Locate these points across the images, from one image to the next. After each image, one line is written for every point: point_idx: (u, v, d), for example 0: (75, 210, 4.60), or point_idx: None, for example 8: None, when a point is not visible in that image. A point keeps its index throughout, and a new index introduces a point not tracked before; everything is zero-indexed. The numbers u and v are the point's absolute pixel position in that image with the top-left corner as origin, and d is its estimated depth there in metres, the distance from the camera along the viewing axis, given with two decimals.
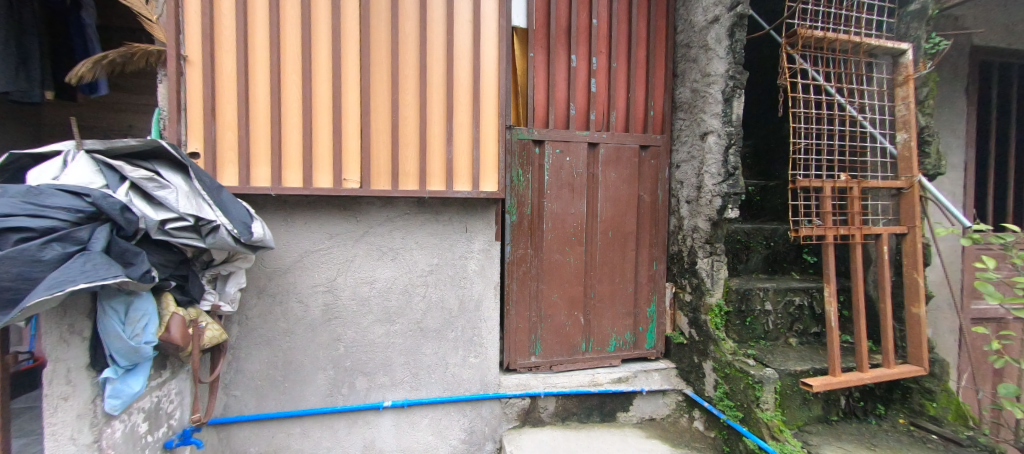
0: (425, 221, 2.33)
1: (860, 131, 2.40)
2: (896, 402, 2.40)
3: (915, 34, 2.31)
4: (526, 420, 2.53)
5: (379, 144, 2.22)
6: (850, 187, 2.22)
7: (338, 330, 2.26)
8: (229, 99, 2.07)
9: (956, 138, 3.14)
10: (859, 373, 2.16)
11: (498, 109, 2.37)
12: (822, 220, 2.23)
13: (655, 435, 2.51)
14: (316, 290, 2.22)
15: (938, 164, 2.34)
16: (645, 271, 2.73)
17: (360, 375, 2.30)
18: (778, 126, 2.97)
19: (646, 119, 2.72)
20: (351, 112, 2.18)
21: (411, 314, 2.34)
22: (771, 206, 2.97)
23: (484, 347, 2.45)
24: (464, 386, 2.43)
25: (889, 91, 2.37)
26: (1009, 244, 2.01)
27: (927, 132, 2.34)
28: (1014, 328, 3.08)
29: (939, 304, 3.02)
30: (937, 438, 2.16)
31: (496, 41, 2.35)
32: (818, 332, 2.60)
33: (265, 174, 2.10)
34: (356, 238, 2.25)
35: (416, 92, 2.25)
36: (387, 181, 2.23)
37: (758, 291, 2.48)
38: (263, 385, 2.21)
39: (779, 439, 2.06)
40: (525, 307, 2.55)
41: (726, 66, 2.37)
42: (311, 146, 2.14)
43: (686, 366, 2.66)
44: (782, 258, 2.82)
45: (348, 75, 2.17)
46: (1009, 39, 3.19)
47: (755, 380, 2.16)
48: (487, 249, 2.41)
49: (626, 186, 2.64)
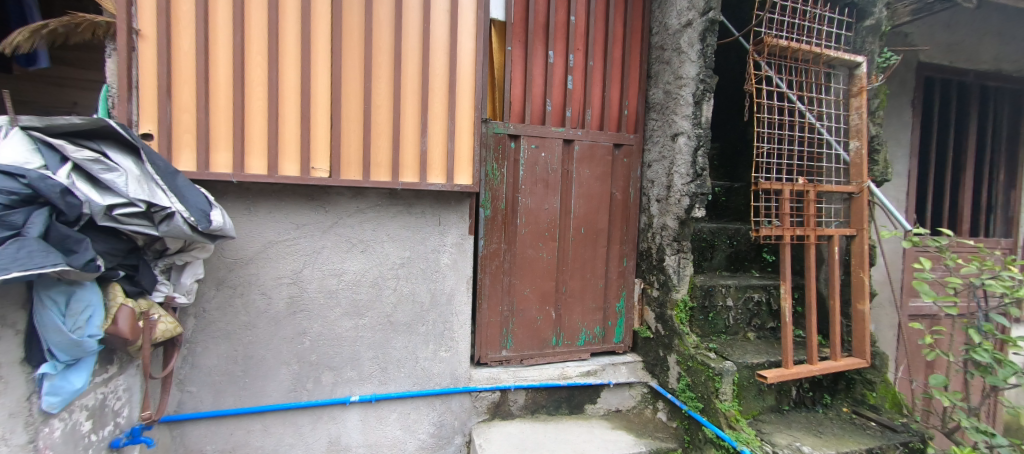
0: (397, 213, 2.28)
1: (818, 138, 2.54)
2: (841, 392, 2.57)
3: (870, 48, 2.47)
4: (495, 414, 2.54)
5: (350, 133, 2.15)
6: (807, 191, 2.34)
7: (303, 324, 2.19)
8: (186, 78, 1.95)
9: (901, 147, 3.39)
10: (809, 365, 2.31)
11: (474, 102, 2.35)
12: (781, 221, 2.35)
13: (620, 426, 2.58)
14: (281, 282, 2.14)
15: (884, 171, 2.51)
16: (616, 267, 2.79)
17: (327, 370, 2.25)
18: (744, 131, 3.10)
19: (620, 118, 2.77)
20: (321, 99, 2.10)
21: (381, 307, 2.29)
22: (734, 207, 3.09)
23: (455, 340, 2.45)
24: (434, 380, 2.42)
25: (845, 100, 2.51)
26: (943, 247, 2.19)
27: (876, 141, 2.50)
28: (944, 324, 3.37)
29: (881, 302, 3.26)
30: (875, 425, 2.34)
31: (474, 32, 2.32)
32: (774, 327, 2.75)
33: (226, 160, 2.00)
34: (324, 229, 2.18)
35: (390, 81, 2.19)
36: (358, 171, 2.17)
37: (721, 288, 2.60)
38: (221, 380, 2.11)
39: (735, 428, 2.17)
40: (497, 301, 2.55)
41: (697, 69, 2.44)
42: (277, 133, 2.05)
43: (651, 360, 2.74)
44: (743, 256, 2.95)
45: (318, 60, 2.09)
46: (950, 57, 3.45)
47: (715, 373, 2.27)
48: (460, 242, 2.40)
49: (599, 183, 2.69)
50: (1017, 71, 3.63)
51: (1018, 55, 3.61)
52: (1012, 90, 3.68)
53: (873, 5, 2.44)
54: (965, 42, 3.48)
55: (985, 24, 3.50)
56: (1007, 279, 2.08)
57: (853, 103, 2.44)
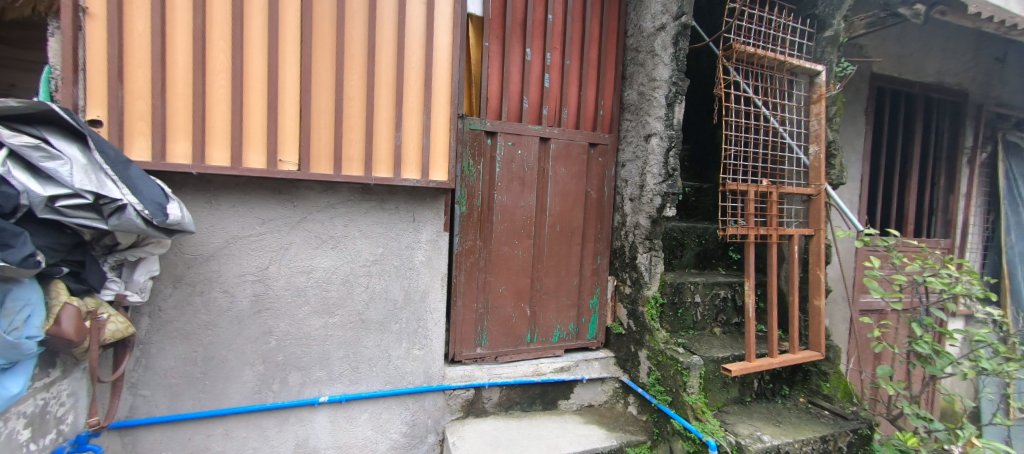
0: (369, 209, 2.23)
1: (781, 142, 2.66)
2: (798, 383, 2.72)
3: (829, 58, 2.61)
4: (469, 411, 2.53)
5: (320, 126, 2.08)
6: (770, 192, 2.45)
7: (269, 323, 2.11)
8: (141, 62, 1.82)
9: (855, 153, 3.61)
10: (770, 358, 2.42)
11: (450, 98, 2.32)
12: (746, 220, 2.45)
13: (592, 421, 2.63)
14: (245, 280, 2.05)
15: (840, 175, 2.67)
16: (590, 264, 2.84)
17: (294, 370, 2.17)
18: (713, 133, 3.20)
19: (596, 118, 2.81)
20: (290, 90, 2.02)
21: (352, 305, 2.24)
22: (703, 207, 3.20)
23: (429, 338, 2.42)
24: (407, 379, 2.39)
25: (806, 107, 2.64)
26: (890, 246, 2.35)
27: (833, 146, 2.65)
28: (890, 318, 3.63)
29: (835, 298, 3.47)
30: (828, 413, 2.49)
31: (451, 27, 2.30)
32: (738, 322, 2.87)
33: (184, 150, 1.89)
34: (293, 224, 2.10)
35: (363, 73, 2.14)
36: (328, 164, 2.10)
37: (690, 285, 2.69)
38: (179, 383, 2.00)
39: (702, 419, 2.25)
40: (472, 298, 2.54)
41: (669, 72, 2.50)
42: (242, 123, 1.95)
43: (623, 355, 2.80)
44: (711, 255, 3.07)
45: (286, 49, 2.00)
46: (898, 69, 3.70)
47: (683, 367, 2.35)
48: (435, 239, 2.37)
49: (574, 181, 2.72)
50: (956, 85, 3.94)
51: (957, 69, 3.91)
52: (952, 102, 3.98)
53: (832, 17, 2.58)
54: (912, 56, 3.73)
55: (930, 40, 3.77)
56: (946, 276, 2.26)
57: (813, 110, 2.57)
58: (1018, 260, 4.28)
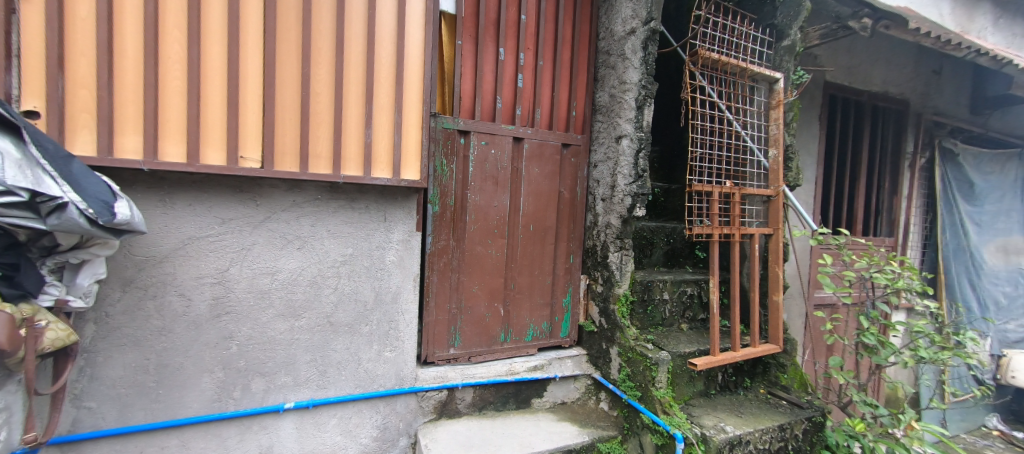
0: (338, 208, 2.17)
1: (743, 146, 2.78)
2: (759, 375, 2.85)
3: (786, 66, 2.74)
4: (442, 413, 2.51)
5: (285, 122, 2.00)
6: (733, 193, 2.56)
7: (230, 328, 2.01)
8: (84, 49, 1.69)
9: (810, 156, 3.82)
10: (733, 352, 2.53)
11: (422, 96, 2.29)
12: (710, 220, 2.55)
13: (565, 418, 2.66)
14: (203, 282, 1.94)
15: (797, 177, 2.82)
16: (563, 263, 2.87)
17: (257, 376, 2.08)
18: (680, 135, 3.31)
19: (569, 119, 2.84)
20: (252, 83, 1.93)
21: (320, 307, 2.16)
22: (672, 207, 3.30)
23: (400, 340, 2.38)
24: (378, 382, 2.34)
25: (766, 112, 2.77)
26: (841, 244, 2.50)
27: (791, 150, 2.79)
28: (841, 312, 3.87)
29: (792, 293, 3.66)
30: (786, 403, 2.64)
31: (423, 24, 2.27)
32: (704, 318, 2.99)
33: (134, 145, 1.77)
34: (256, 224, 2.01)
35: (332, 68, 2.07)
36: (294, 162, 2.03)
37: (659, 283, 2.77)
38: (129, 393, 1.88)
39: (669, 413, 2.33)
40: (445, 299, 2.52)
41: (639, 75, 2.57)
42: (199, 117, 1.85)
43: (595, 352, 2.85)
44: (679, 253, 3.17)
45: (248, 40, 1.91)
46: (849, 79, 3.94)
47: (652, 362, 2.42)
48: (407, 239, 2.33)
49: (547, 181, 2.74)
50: (899, 94, 4.24)
51: (900, 80, 4.22)
52: (896, 110, 4.28)
53: (790, 27, 2.71)
54: (861, 66, 3.99)
55: (876, 52, 4.04)
56: (889, 272, 2.43)
57: (772, 115, 2.70)
58: (952, 257, 4.67)
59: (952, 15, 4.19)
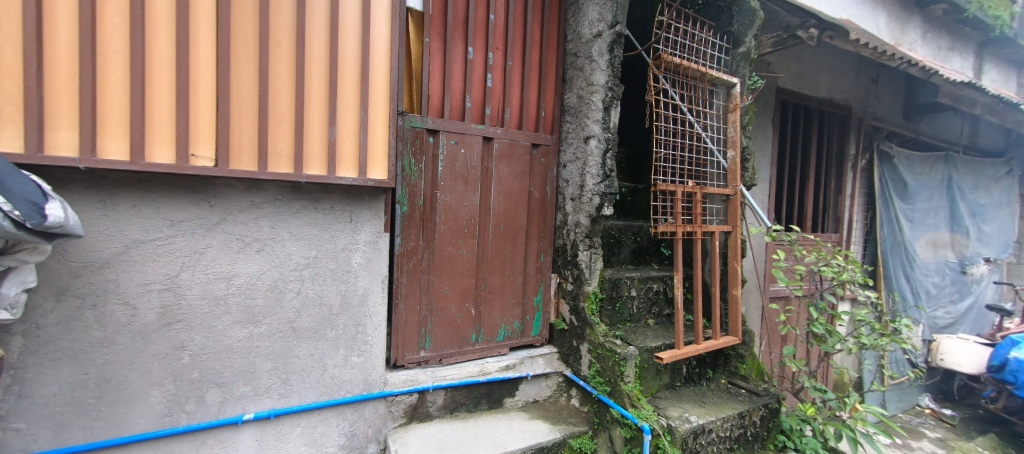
0: (300, 209, 2.08)
1: (704, 147, 2.91)
2: (720, 366, 2.98)
3: (742, 72, 2.89)
4: (413, 417, 2.46)
5: (242, 118, 1.90)
6: (695, 192, 2.67)
7: (182, 337, 1.88)
8: (7, 36, 1.53)
9: (764, 157, 4.05)
10: (696, 344, 2.64)
11: (389, 93, 2.24)
12: (674, 218, 2.64)
13: (537, 416, 2.67)
14: (151, 289, 1.81)
15: (752, 177, 2.97)
16: (533, 262, 2.89)
17: (212, 387, 1.96)
18: (645, 136, 3.41)
19: (538, 119, 2.87)
20: (205, 77, 1.82)
21: (281, 313, 2.07)
22: (638, 206, 3.39)
23: (368, 344, 2.32)
24: (345, 388, 2.27)
25: (724, 115, 2.91)
26: (793, 240, 2.65)
27: (747, 151, 2.94)
28: (793, 304, 4.12)
29: (750, 287, 3.86)
30: (745, 392, 2.78)
31: (389, 20, 2.22)
32: (669, 313, 3.09)
33: (69, 141, 1.62)
34: (210, 226, 1.90)
35: (292, 63, 1.99)
36: (252, 160, 1.93)
37: (626, 280, 2.84)
38: (65, 411, 1.72)
39: (637, 406, 2.39)
40: (415, 300, 2.47)
41: (606, 77, 2.63)
42: (144, 112, 1.72)
43: (566, 350, 2.89)
44: (645, 251, 3.27)
45: (198, 31, 1.80)
46: (798, 85, 4.20)
47: (621, 358, 2.48)
48: (374, 240, 2.27)
49: (517, 181, 2.75)
50: (843, 100, 4.56)
51: (843, 87, 4.54)
52: (840, 115, 4.60)
53: (745, 35, 2.85)
54: (809, 73, 4.27)
55: (822, 60, 4.33)
56: (835, 266, 2.62)
57: (730, 118, 2.83)
58: (889, 250, 5.07)
59: (887, 28, 4.56)
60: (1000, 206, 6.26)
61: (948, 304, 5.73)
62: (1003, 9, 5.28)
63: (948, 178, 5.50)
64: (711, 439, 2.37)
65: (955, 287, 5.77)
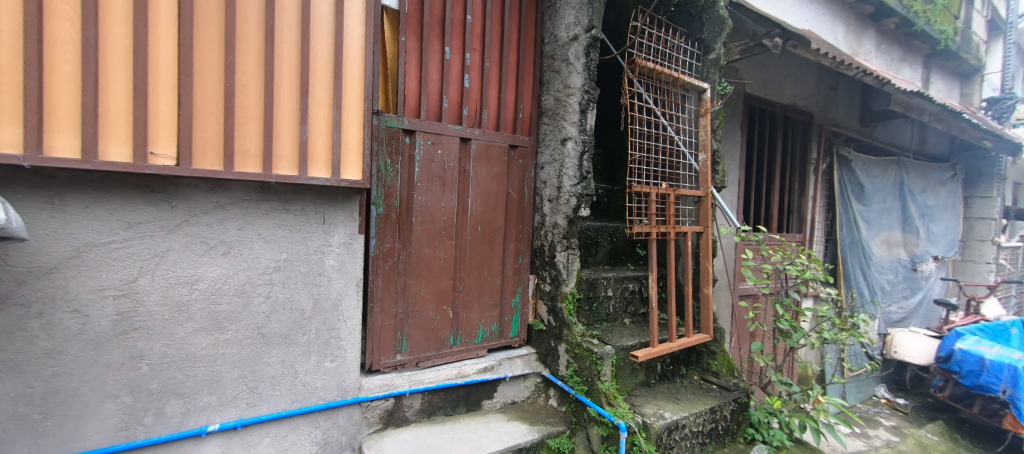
0: (270, 210, 2.00)
1: (677, 150, 2.98)
2: (693, 363, 3.06)
3: (712, 77, 2.98)
4: (389, 422, 2.41)
5: (206, 115, 1.82)
6: (669, 194, 2.74)
7: (139, 346, 1.77)
8: None
9: (734, 160, 4.20)
10: (670, 343, 2.70)
11: (364, 92, 2.19)
12: (649, 219, 2.70)
13: (515, 417, 2.67)
14: (105, 295, 1.70)
15: (723, 179, 3.07)
16: (511, 264, 2.88)
17: (173, 398, 1.86)
18: (620, 139, 3.47)
19: (515, 121, 2.87)
20: (165, 71, 1.73)
21: (249, 318, 1.98)
22: (614, 207, 3.45)
23: (342, 349, 2.26)
24: (317, 394, 2.20)
25: (695, 119, 2.99)
26: (760, 240, 2.75)
27: (717, 155, 3.04)
28: (761, 301, 4.29)
29: (720, 286, 4.00)
30: (717, 387, 2.87)
31: (363, 18, 2.17)
32: (644, 312, 3.15)
33: (12, 136, 1.48)
34: (171, 228, 1.80)
35: (260, 59, 1.92)
36: (216, 159, 1.84)
37: (603, 280, 2.88)
38: (6, 429, 1.58)
39: (614, 404, 2.43)
40: (390, 303, 2.43)
41: (582, 80, 2.66)
42: (98, 107, 1.62)
43: (544, 351, 2.90)
44: (621, 252, 3.32)
45: (158, 22, 1.71)
46: (765, 92, 4.39)
47: (598, 357, 2.51)
48: (348, 242, 2.21)
49: (494, 182, 2.74)
50: (805, 107, 4.79)
51: (806, 94, 4.77)
52: (803, 120, 4.83)
53: (715, 42, 2.95)
54: (775, 80, 4.46)
55: (786, 68, 4.54)
56: (799, 264, 2.74)
57: (701, 122, 2.93)
58: (848, 250, 5.35)
59: (845, 39, 4.83)
60: (946, 207, 6.72)
61: (901, 299, 6.10)
62: (947, 25, 5.68)
63: (900, 182, 5.86)
64: (684, 434, 2.43)
65: (906, 284, 6.15)
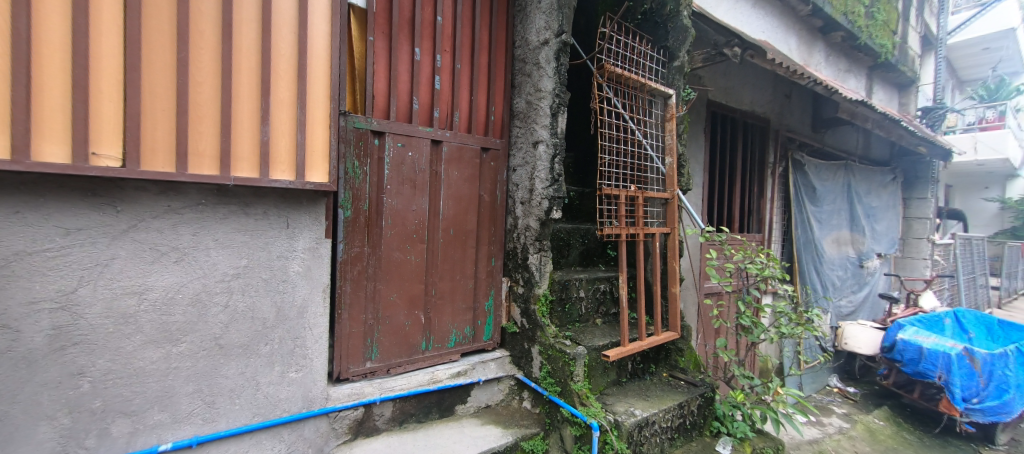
0: (228, 214, 1.90)
1: (644, 153, 3.06)
2: (662, 361, 3.14)
3: (677, 84, 3.09)
4: (358, 432, 2.32)
5: (157, 113, 1.70)
6: (637, 197, 2.80)
7: (80, 362, 1.63)
8: None
9: (698, 164, 4.37)
10: (640, 341, 2.76)
11: (329, 92, 2.12)
12: (618, 221, 2.76)
13: (489, 421, 2.65)
14: (38, 308, 1.55)
15: (688, 181, 3.18)
16: (484, 267, 2.87)
17: (119, 417, 1.72)
18: (590, 142, 3.53)
19: (487, 123, 2.86)
20: (109, 64, 1.61)
21: (205, 329, 1.86)
22: (586, 209, 3.50)
23: (308, 358, 2.17)
24: (281, 407, 2.09)
25: (661, 123, 3.08)
26: (723, 240, 2.86)
27: (683, 158, 3.15)
28: (725, 298, 4.47)
29: (687, 285, 4.14)
30: (684, 383, 2.96)
31: (329, 16, 2.11)
32: (615, 312, 3.22)
33: None
34: (116, 234, 1.67)
35: (217, 55, 1.82)
36: (168, 161, 1.73)
37: (575, 281, 2.92)
38: None
39: (586, 404, 2.46)
40: (359, 310, 2.35)
41: (553, 84, 2.69)
42: (30, 103, 1.48)
43: (518, 353, 2.90)
44: (593, 253, 3.38)
45: (100, 13, 1.58)
46: (726, 98, 4.59)
47: (570, 357, 2.54)
48: (314, 247, 2.13)
49: (466, 185, 2.72)
50: (762, 113, 5.05)
51: (763, 102, 5.03)
52: (760, 126, 5.09)
53: (679, 50, 3.06)
54: (735, 88, 4.68)
55: (745, 77, 4.77)
56: (758, 263, 2.88)
57: (667, 127, 3.02)
58: (802, 248, 5.67)
59: (798, 50, 5.13)
60: (887, 208, 7.24)
61: (850, 294, 6.52)
62: (886, 39, 6.15)
63: (847, 184, 6.28)
64: (654, 430, 2.49)
65: (854, 279, 6.58)
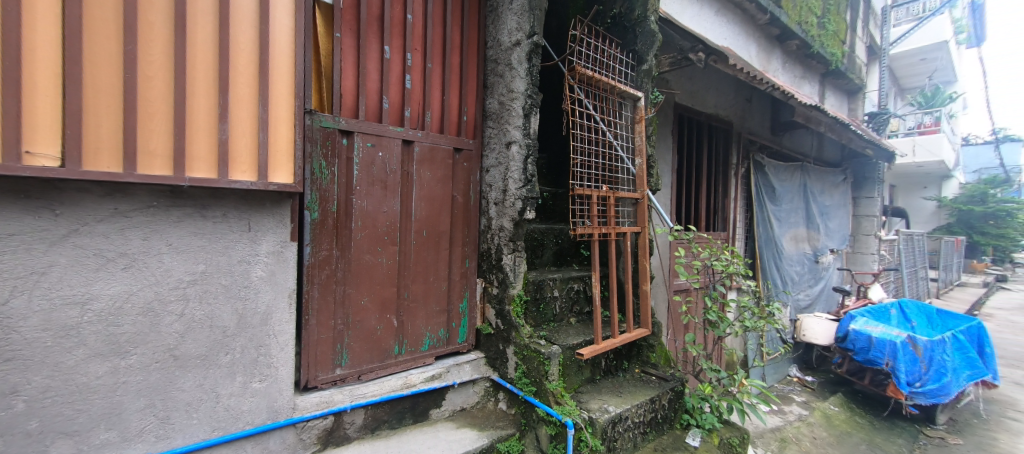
0: (183, 217, 1.78)
1: (616, 155, 3.12)
2: (634, 357, 3.21)
3: (645, 86, 3.17)
4: (328, 442, 2.24)
5: (101, 109, 1.58)
6: (609, 197, 2.85)
7: (13, 380, 1.48)
8: None
9: (666, 164, 4.50)
10: (613, 339, 2.81)
11: (293, 89, 2.04)
12: (591, 221, 2.79)
13: (464, 424, 2.62)
14: None
15: (657, 182, 3.26)
16: (458, 268, 2.84)
17: (60, 438, 1.58)
18: (563, 143, 3.57)
19: (460, 123, 2.83)
20: (44, 55, 1.48)
21: (158, 339, 1.74)
22: (559, 210, 3.53)
23: (272, 367, 2.06)
24: (244, 419, 1.99)
25: (630, 125, 3.15)
26: (691, 239, 2.94)
27: (651, 159, 3.23)
28: (693, 294, 4.62)
29: (658, 282, 4.25)
30: (655, 378, 3.04)
31: (292, 10, 2.02)
32: (589, 311, 3.25)
33: None
34: (55, 240, 1.53)
35: (169, 48, 1.71)
36: (115, 160, 1.60)
37: (549, 281, 2.94)
38: None
39: (561, 403, 2.47)
40: (328, 315, 2.27)
41: (525, 85, 2.69)
42: None
43: (493, 355, 2.88)
44: (566, 253, 3.41)
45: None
46: (692, 101, 4.76)
47: (545, 357, 2.55)
48: (278, 251, 2.03)
49: (439, 185, 2.68)
50: (725, 116, 5.26)
51: (726, 105, 5.25)
52: (723, 129, 5.30)
53: (647, 54, 3.14)
54: (700, 91, 4.85)
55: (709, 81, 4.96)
56: (724, 260, 2.98)
57: (637, 129, 3.09)
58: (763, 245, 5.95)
59: (757, 57, 5.38)
60: (839, 206, 7.71)
61: (806, 288, 6.90)
62: (836, 48, 6.56)
63: (803, 184, 6.64)
64: (627, 426, 2.54)
65: (810, 274, 6.97)
